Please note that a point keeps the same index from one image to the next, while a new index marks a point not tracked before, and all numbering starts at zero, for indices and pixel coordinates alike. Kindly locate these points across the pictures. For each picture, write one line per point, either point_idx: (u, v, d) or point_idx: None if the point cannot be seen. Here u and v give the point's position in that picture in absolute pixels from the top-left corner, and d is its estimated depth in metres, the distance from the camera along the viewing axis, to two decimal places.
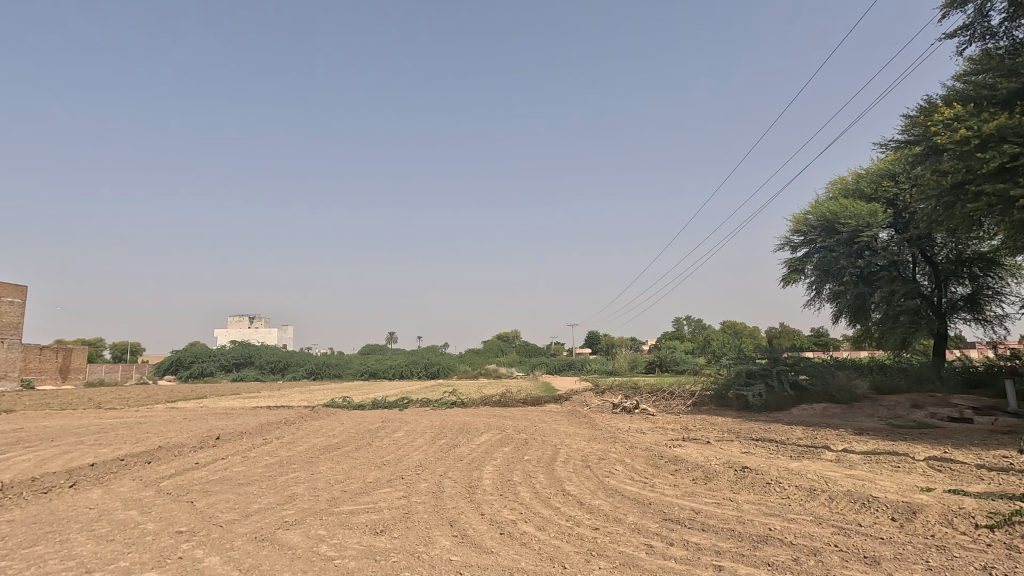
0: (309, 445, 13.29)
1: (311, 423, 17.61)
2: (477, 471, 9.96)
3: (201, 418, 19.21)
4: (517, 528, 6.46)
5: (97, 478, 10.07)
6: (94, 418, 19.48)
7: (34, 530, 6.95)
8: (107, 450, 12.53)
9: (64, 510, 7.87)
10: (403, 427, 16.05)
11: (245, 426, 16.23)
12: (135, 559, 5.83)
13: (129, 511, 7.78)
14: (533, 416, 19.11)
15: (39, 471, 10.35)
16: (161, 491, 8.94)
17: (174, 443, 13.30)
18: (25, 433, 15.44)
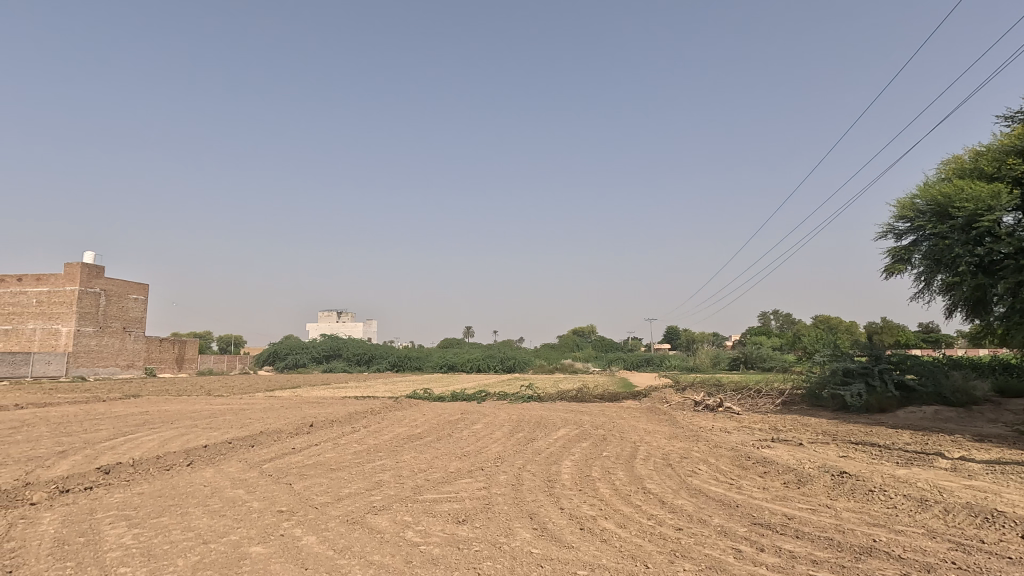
0: (394, 434, 13.90)
1: (394, 413, 18.46)
2: (555, 465, 9.99)
3: (296, 406, 20.62)
4: (598, 524, 6.40)
5: (209, 458, 11.11)
6: (206, 404, 21.54)
7: (160, 502, 7.77)
8: (217, 433, 13.77)
9: (183, 486, 8.75)
10: (482, 420, 16.41)
11: (335, 415, 17.30)
12: (244, 534, 6.35)
13: (237, 489, 8.50)
14: (611, 412, 18.88)
15: (162, 450, 11.56)
16: (264, 472, 9.69)
17: (274, 428, 14.37)
18: (150, 416, 17.30)
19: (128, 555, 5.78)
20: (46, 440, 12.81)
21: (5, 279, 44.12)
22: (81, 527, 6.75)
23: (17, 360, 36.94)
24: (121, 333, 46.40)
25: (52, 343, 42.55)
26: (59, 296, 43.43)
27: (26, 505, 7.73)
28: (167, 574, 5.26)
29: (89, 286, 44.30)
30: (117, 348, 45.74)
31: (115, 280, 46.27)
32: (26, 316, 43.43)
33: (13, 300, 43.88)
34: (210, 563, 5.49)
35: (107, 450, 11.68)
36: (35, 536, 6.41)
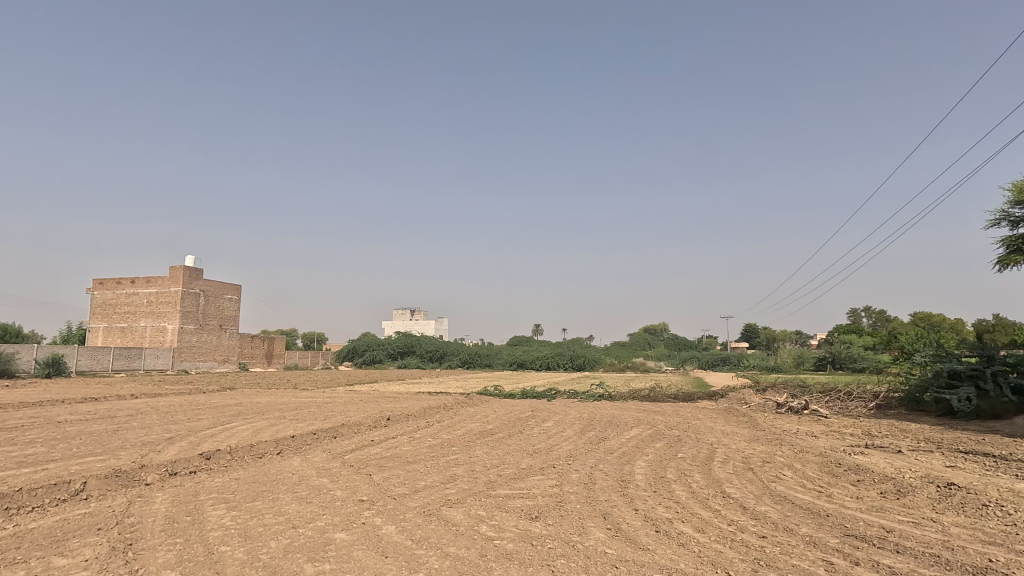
0: (466, 429, 14.16)
1: (467, 409, 18.83)
2: (629, 465, 9.80)
3: (373, 401, 21.50)
4: (675, 527, 6.21)
5: (297, 447, 11.85)
6: (293, 397, 22.97)
7: (254, 488, 8.36)
8: (303, 425, 14.61)
9: (274, 473, 9.37)
10: (552, 417, 16.38)
11: (410, 410, 17.89)
12: (329, 520, 6.71)
13: (322, 478, 8.99)
14: (686, 412, 18.27)
15: (254, 439, 12.44)
16: (346, 463, 10.18)
17: (353, 421, 15.07)
18: (244, 407, 18.68)
19: (229, 534, 6.27)
20: (157, 427, 14.13)
21: (121, 281, 49.02)
22: (188, 507, 7.40)
23: (131, 354, 40.96)
24: (218, 330, 50.33)
25: (160, 339, 46.85)
26: (165, 296, 47.73)
27: (142, 485, 8.55)
28: (261, 554, 5.64)
29: (190, 287, 48.35)
30: (214, 344, 49.77)
31: (212, 281, 50.20)
32: (139, 315, 48.09)
33: (127, 300, 48.67)
34: (299, 546, 5.83)
35: (208, 438, 12.71)
36: (150, 513, 7.10)
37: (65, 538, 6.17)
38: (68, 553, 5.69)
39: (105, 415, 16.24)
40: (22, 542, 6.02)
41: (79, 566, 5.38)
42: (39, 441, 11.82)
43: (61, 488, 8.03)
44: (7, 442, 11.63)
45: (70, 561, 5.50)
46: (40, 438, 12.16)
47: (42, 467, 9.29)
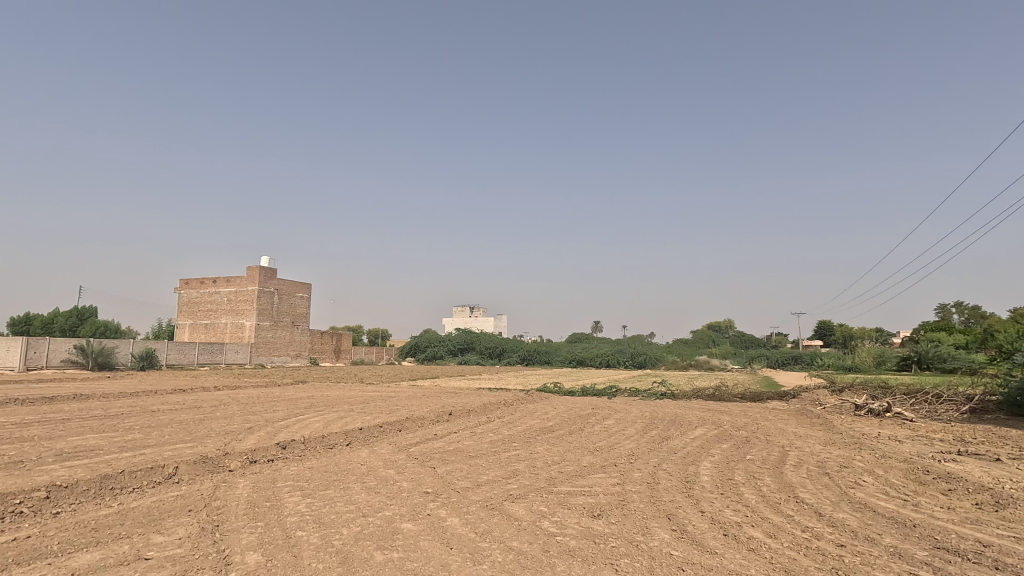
0: (527, 426, 14.23)
1: (527, 405, 18.93)
2: (694, 466, 9.51)
3: (435, 396, 22.01)
4: (744, 531, 5.99)
5: (364, 439, 12.33)
6: (359, 391, 23.88)
7: (326, 477, 8.78)
8: (370, 418, 15.17)
9: (344, 463, 9.81)
10: (613, 415, 16.17)
11: (471, 405, 18.19)
12: (396, 510, 6.95)
13: (388, 469, 9.31)
14: (754, 413, 17.53)
15: (325, 430, 13.04)
16: (411, 455, 10.49)
17: (417, 415, 15.50)
18: (316, 400, 19.62)
19: (304, 520, 6.62)
20: (238, 417, 15.09)
21: (204, 281, 52.60)
22: (267, 493, 7.88)
23: (214, 349, 43.91)
24: (290, 326, 53.07)
25: (239, 335, 49.95)
26: (243, 295, 50.82)
27: (226, 472, 9.17)
28: (334, 540, 5.93)
29: (265, 286, 51.22)
30: (287, 339, 52.51)
31: (284, 280, 52.95)
32: (220, 312, 51.46)
33: (210, 298, 52.17)
34: (368, 534, 6.08)
35: (284, 429, 13.45)
36: (234, 497, 7.61)
37: (161, 517, 6.73)
38: (164, 531, 6.21)
39: (192, 405, 17.51)
40: (125, 520, 6.62)
41: (174, 543, 5.85)
42: (137, 428, 12.91)
43: (157, 471, 8.74)
44: (110, 428, 12.78)
45: (166, 538, 6.00)
46: (138, 426, 13.28)
47: (140, 451, 10.16)
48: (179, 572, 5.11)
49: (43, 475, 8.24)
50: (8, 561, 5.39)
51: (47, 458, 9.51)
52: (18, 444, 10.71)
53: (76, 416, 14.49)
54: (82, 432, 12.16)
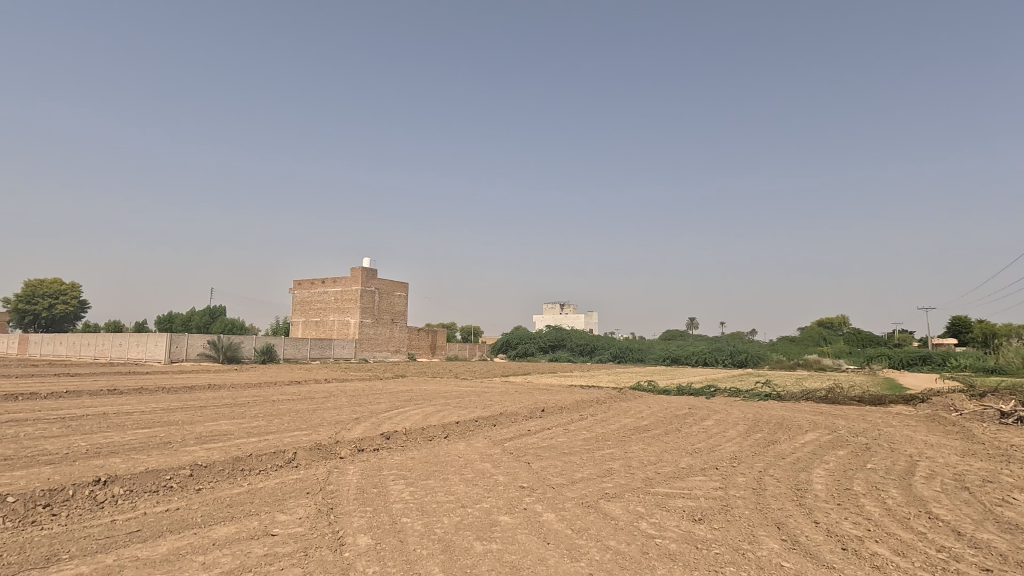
0: (621, 424, 13.99)
1: (620, 403, 18.60)
2: (806, 473, 8.85)
3: (528, 392, 22.24)
4: (866, 546, 5.50)
5: (460, 433, 12.74)
6: (455, 386, 24.73)
7: (427, 467, 9.19)
8: (465, 412, 15.65)
9: (443, 455, 10.20)
10: (713, 416, 15.45)
11: (564, 402, 18.18)
12: (493, 503, 7.12)
13: (484, 463, 9.56)
14: (874, 418, 15.98)
15: (425, 423, 13.65)
16: (506, 450, 10.69)
17: (511, 411, 15.76)
18: (415, 394, 20.57)
19: (408, 507, 6.98)
20: (346, 409, 16.19)
21: (314, 281, 56.90)
22: (374, 480, 8.40)
23: (324, 344, 47.44)
24: (390, 323, 56.05)
25: (345, 331, 53.56)
26: (348, 294, 54.37)
27: (337, 459, 9.88)
28: (436, 529, 6.18)
29: (367, 285, 54.48)
30: (388, 335, 55.52)
31: (384, 279, 55.97)
32: (328, 310, 55.44)
33: (319, 297, 56.33)
34: (468, 525, 6.28)
35: (386, 420, 14.24)
36: (346, 483, 8.19)
37: (283, 497, 7.40)
38: (286, 510, 6.82)
39: (306, 396, 19.03)
40: (254, 498, 7.36)
41: (295, 522, 6.40)
42: (261, 416, 14.27)
43: (279, 456, 9.62)
44: (239, 415, 14.23)
45: (288, 517, 6.59)
46: (262, 414, 14.66)
47: (265, 437, 11.22)
48: (300, 548, 5.59)
49: (188, 455, 9.35)
50: (163, 529, 6.17)
51: (190, 440, 10.78)
52: (167, 427, 12.24)
53: (212, 404, 16.27)
54: (217, 418, 13.65)
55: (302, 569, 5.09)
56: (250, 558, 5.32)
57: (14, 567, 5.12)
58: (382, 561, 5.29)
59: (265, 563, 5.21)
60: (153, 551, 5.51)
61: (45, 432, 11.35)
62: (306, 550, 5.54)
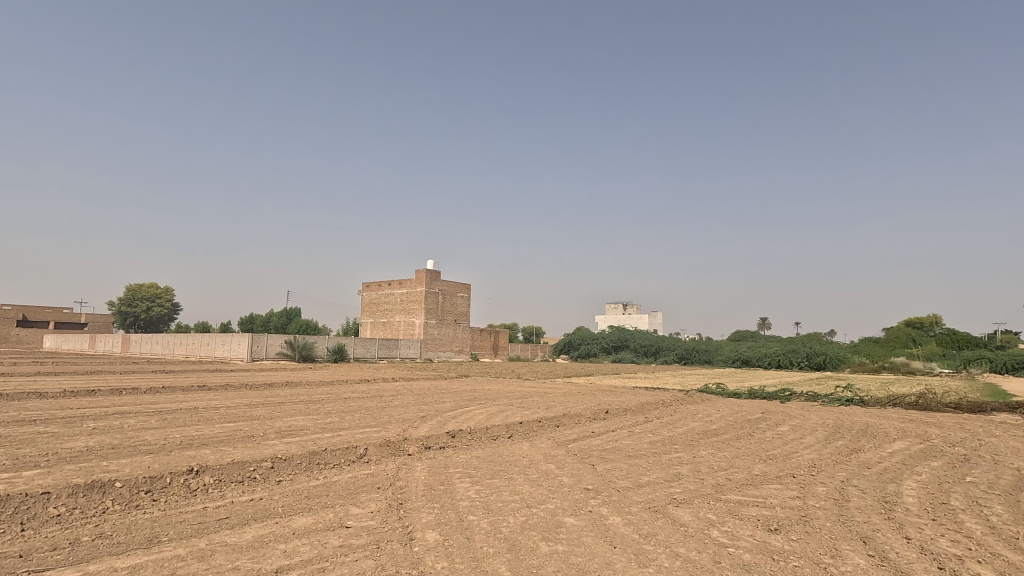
0: (689, 428, 13.55)
1: (687, 406, 18.04)
2: (895, 485, 8.22)
3: (591, 393, 22.00)
4: (968, 567, 5.04)
5: (524, 433, 12.79)
6: (517, 386, 24.87)
7: (492, 466, 9.30)
8: (529, 412, 15.70)
9: (507, 455, 10.27)
10: (788, 422, 14.67)
11: (628, 404, 17.85)
12: (559, 504, 7.10)
13: (549, 463, 9.55)
14: (974, 427, 14.61)
15: (489, 422, 13.81)
16: (570, 451, 10.63)
17: (574, 412, 15.65)
18: (478, 394, 20.85)
19: (474, 505, 7.09)
20: (413, 407, 16.65)
21: (381, 283, 58.94)
22: (441, 477, 8.58)
23: (391, 344, 49.03)
24: (454, 324, 57.20)
25: (410, 332, 55.12)
26: (413, 295, 55.96)
27: (405, 456, 10.18)
28: (502, 527, 6.24)
29: (431, 287, 55.83)
30: (451, 336, 56.66)
31: (448, 280, 57.17)
32: (394, 311, 57.22)
33: (385, 298, 58.29)
34: (533, 525, 6.30)
35: (451, 419, 14.53)
36: (414, 479, 8.43)
37: (356, 491, 7.72)
38: (359, 504, 7.11)
39: (376, 395, 19.74)
40: (330, 491, 7.72)
41: (367, 516, 6.66)
42: (334, 413, 14.93)
43: (351, 451, 10.04)
44: (314, 412, 14.95)
45: (361, 511, 6.86)
46: (335, 410, 15.35)
47: (338, 433, 11.74)
48: (373, 541, 5.80)
49: (269, 448, 9.94)
50: (249, 517, 6.60)
51: (270, 434, 11.46)
52: (250, 421, 13.06)
53: (289, 401, 17.22)
54: (294, 414, 14.43)
55: (375, 562, 5.28)
56: (326, 549, 5.58)
57: (122, 546, 5.63)
58: (450, 557, 5.39)
59: (340, 554, 5.45)
60: (240, 538, 5.89)
61: (145, 424, 12.40)
62: (378, 543, 5.74)
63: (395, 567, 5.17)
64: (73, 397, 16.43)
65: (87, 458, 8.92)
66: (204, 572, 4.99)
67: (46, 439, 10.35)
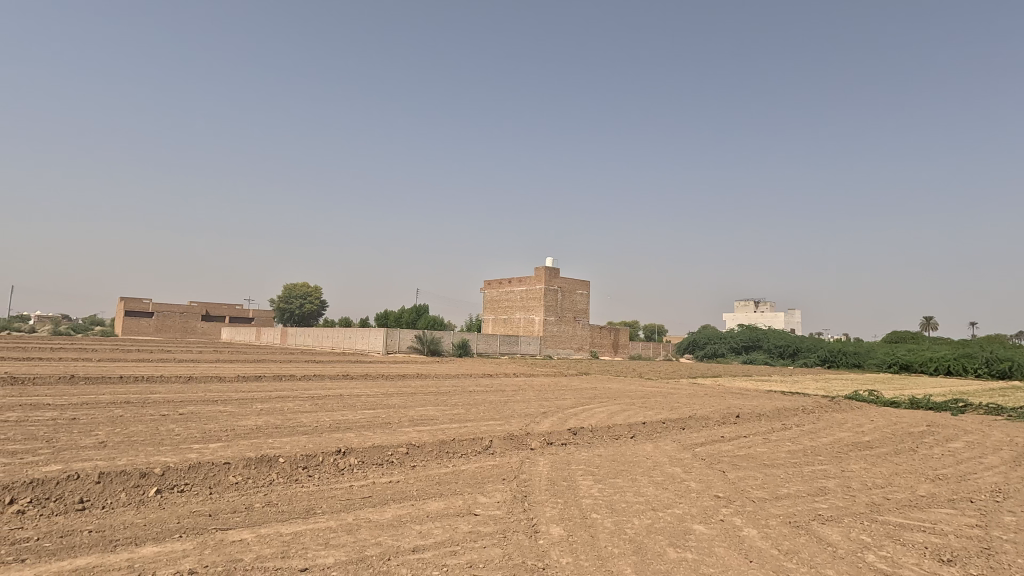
0: (835, 438, 12.24)
1: (832, 414, 16.32)
2: None
3: (719, 395, 20.77)
4: None
5: (647, 434, 12.42)
6: (638, 385, 24.25)
7: (615, 465, 9.16)
8: (652, 413, 15.23)
9: (630, 455, 10.06)
10: (962, 438, 12.64)
11: (762, 408, 16.57)
12: (686, 509, 6.80)
13: (675, 467, 9.19)
14: None
15: (610, 421, 13.62)
16: (697, 456, 10.13)
17: (701, 414, 14.90)
18: (599, 392, 20.65)
19: (597, 504, 7.03)
20: (533, 403, 16.94)
21: (502, 281, 60.59)
22: (564, 473, 8.64)
23: (512, 341, 50.32)
24: (572, 321, 57.27)
25: (530, 329, 56.02)
26: (533, 292, 56.84)
27: (528, 450, 10.39)
28: (627, 528, 6.13)
29: (550, 284, 56.36)
30: (570, 333, 56.82)
31: (567, 278, 57.33)
32: (514, 308, 58.56)
33: (506, 296, 59.81)
34: (660, 529, 6.10)
35: (572, 416, 14.56)
36: (537, 473, 8.58)
37: (483, 481, 8.04)
38: (486, 493, 7.40)
39: (498, 389, 20.38)
40: (459, 479, 8.12)
41: (494, 505, 6.91)
42: (460, 405, 15.66)
43: (477, 442, 10.47)
44: (442, 403, 15.81)
45: (488, 500, 7.13)
46: (460, 403, 16.10)
47: (464, 425, 12.31)
48: (500, 530, 6.01)
49: (404, 436, 10.70)
50: (388, 497, 7.16)
51: (403, 422, 12.32)
52: (386, 409, 14.16)
53: (420, 392, 18.36)
54: (424, 404, 15.37)
55: (502, 550, 5.46)
56: (457, 533, 5.88)
57: (285, 514, 6.41)
58: (575, 554, 5.40)
59: (470, 540, 5.71)
60: (381, 516, 6.41)
61: (301, 408, 13.99)
62: (505, 533, 5.94)
63: (522, 558, 5.29)
64: (244, 382, 19.01)
65: (256, 435, 10.27)
66: (351, 544, 5.51)
67: (224, 417, 12.09)
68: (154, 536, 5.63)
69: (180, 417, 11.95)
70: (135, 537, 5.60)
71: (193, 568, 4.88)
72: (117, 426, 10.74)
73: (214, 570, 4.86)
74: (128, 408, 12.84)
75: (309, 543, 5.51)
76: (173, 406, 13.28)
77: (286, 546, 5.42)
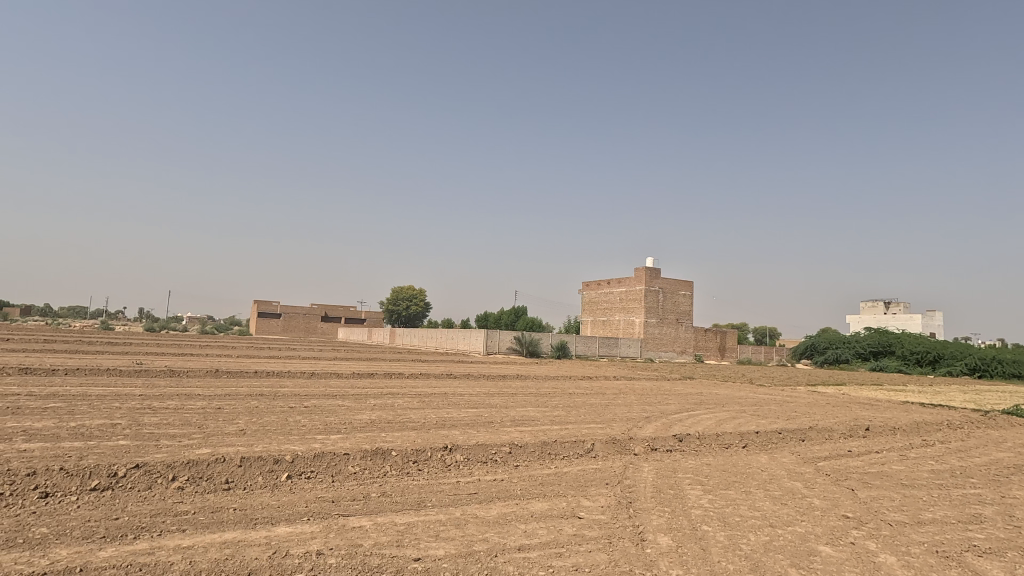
0: (991, 458, 10.64)
1: (988, 431, 14.19)
2: None
3: (844, 405, 18.91)
4: None
5: (761, 444, 11.62)
6: (748, 391, 22.78)
7: (726, 476, 8.66)
8: (765, 421, 14.23)
9: (743, 466, 9.46)
10: None
11: (898, 421, 14.83)
12: (810, 528, 6.26)
13: (795, 481, 8.51)
14: None
15: (719, 428, 12.90)
16: (820, 470, 9.30)
17: (823, 425, 13.67)
18: (705, 397, 19.67)
19: (708, 515, 6.68)
20: (636, 406, 16.53)
21: (600, 282, 59.68)
22: (670, 480, 8.34)
23: (611, 343, 49.60)
24: (675, 323, 55.27)
25: (630, 331, 54.60)
26: (633, 293, 55.44)
27: (631, 455, 10.14)
28: (742, 544, 5.78)
29: (652, 284, 54.69)
30: (673, 336, 54.89)
31: (669, 279, 55.28)
32: (612, 309, 57.57)
33: (604, 298, 58.85)
34: (779, 547, 5.69)
35: (677, 422, 13.99)
36: (642, 479, 8.35)
37: (586, 484, 7.97)
38: (590, 497, 7.32)
39: (598, 392, 20.14)
40: (561, 481, 8.10)
41: (598, 510, 6.81)
42: (560, 406, 15.65)
43: (578, 445, 10.38)
44: (542, 404, 15.87)
45: (592, 504, 7.05)
46: (560, 404, 16.09)
47: (565, 427, 12.29)
48: (605, 535, 5.92)
49: (506, 435, 10.88)
50: (492, 495, 7.31)
51: (505, 422, 12.53)
52: (488, 409, 14.48)
53: (519, 392, 18.61)
54: (525, 405, 15.54)
55: (608, 556, 5.37)
56: (562, 535, 5.88)
57: (399, 505, 6.78)
58: (685, 566, 5.19)
59: (575, 542, 5.69)
60: (487, 512, 6.57)
61: (410, 405, 14.74)
62: (610, 538, 5.84)
63: (628, 565, 5.18)
64: (359, 379, 20.45)
65: (371, 429, 10.96)
66: (459, 539, 5.69)
67: (343, 411, 13.06)
68: (287, 517, 6.20)
69: (305, 409, 13.07)
70: (271, 516, 6.21)
71: (320, 549, 5.30)
72: (254, 415, 11.99)
73: (339, 552, 5.25)
74: (262, 400, 14.29)
75: (421, 534, 5.77)
76: (300, 400, 14.57)
77: (401, 536, 5.72)
